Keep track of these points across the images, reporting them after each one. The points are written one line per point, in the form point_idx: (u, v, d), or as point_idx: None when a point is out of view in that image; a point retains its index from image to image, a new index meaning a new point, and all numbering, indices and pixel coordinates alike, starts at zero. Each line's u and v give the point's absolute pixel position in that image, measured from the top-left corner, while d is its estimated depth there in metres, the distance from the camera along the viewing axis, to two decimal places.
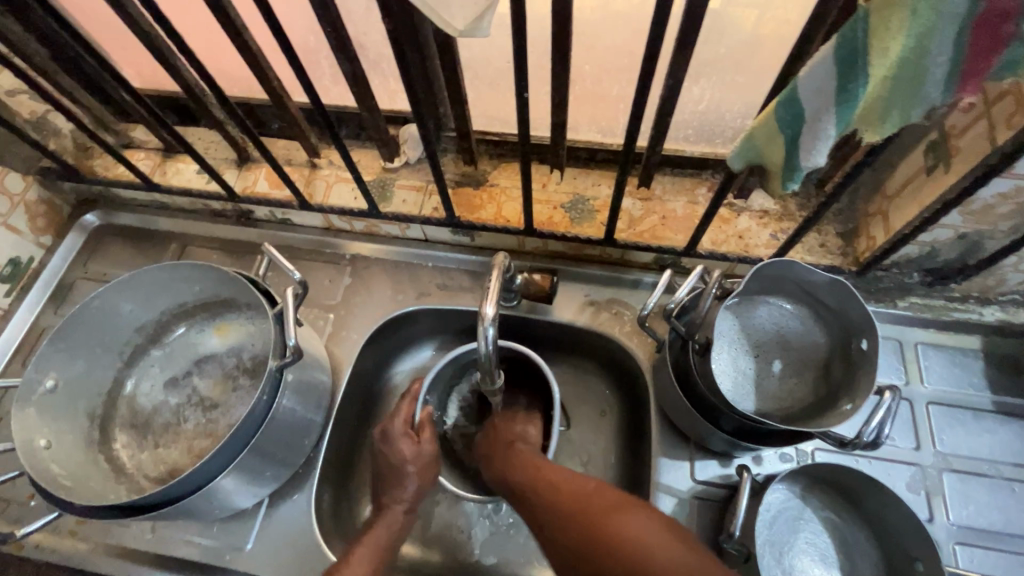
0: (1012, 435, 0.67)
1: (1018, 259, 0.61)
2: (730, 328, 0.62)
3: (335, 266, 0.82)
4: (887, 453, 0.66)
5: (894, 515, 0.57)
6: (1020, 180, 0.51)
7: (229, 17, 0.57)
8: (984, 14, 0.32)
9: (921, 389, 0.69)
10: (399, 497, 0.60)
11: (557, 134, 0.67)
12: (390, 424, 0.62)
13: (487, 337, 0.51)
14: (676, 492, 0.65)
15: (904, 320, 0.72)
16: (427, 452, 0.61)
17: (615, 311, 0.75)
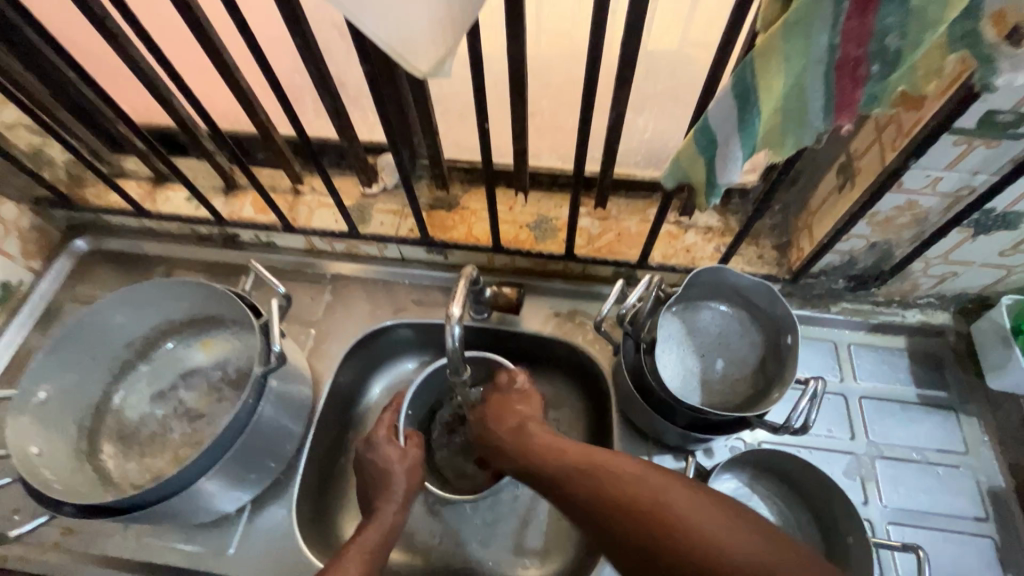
0: (938, 424, 0.74)
1: (924, 264, 0.70)
2: (677, 331, 0.68)
3: (317, 285, 0.88)
4: (825, 443, 0.72)
5: (827, 496, 0.63)
6: (910, 195, 0.59)
7: (223, 59, 0.64)
8: (842, 58, 0.41)
9: (856, 385, 0.76)
10: (389, 497, 0.62)
11: (520, 160, 0.75)
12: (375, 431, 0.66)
13: (455, 332, 0.58)
14: None
15: (837, 323, 0.79)
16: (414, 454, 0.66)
17: (578, 321, 0.82)
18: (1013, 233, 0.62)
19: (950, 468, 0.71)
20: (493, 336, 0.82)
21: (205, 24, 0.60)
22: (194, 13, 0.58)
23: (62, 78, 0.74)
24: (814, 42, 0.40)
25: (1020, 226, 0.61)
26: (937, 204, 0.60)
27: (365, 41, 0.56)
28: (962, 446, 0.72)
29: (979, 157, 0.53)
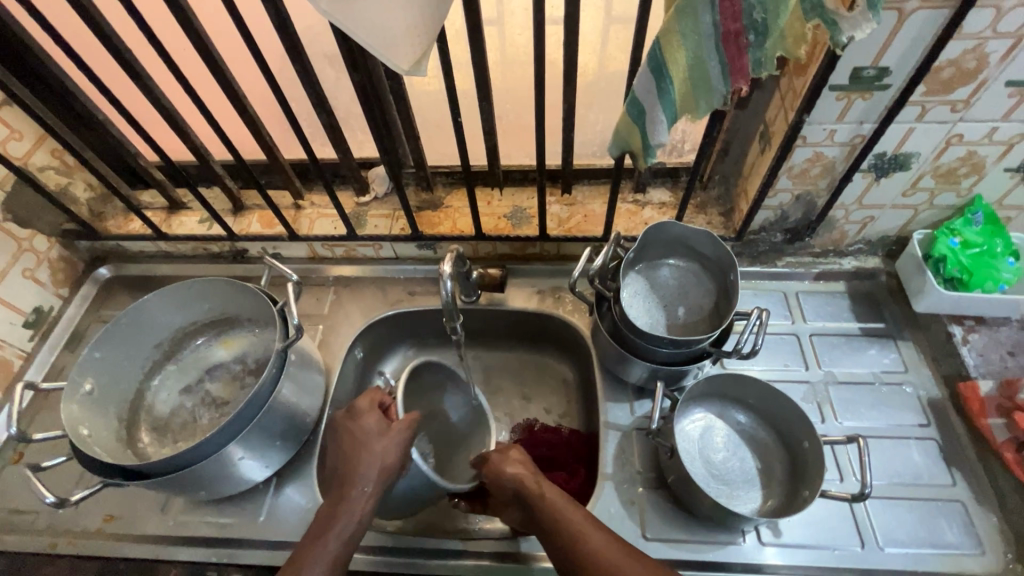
0: (879, 350, 0.84)
1: (843, 211, 0.82)
2: (639, 286, 0.79)
3: (322, 286, 0.97)
4: (783, 375, 0.82)
5: (785, 410, 0.71)
6: (815, 147, 0.71)
7: (233, 89, 0.75)
8: (726, 33, 0.53)
9: (805, 325, 0.87)
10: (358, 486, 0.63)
11: (492, 158, 0.87)
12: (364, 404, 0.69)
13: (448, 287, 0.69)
14: (620, 427, 0.79)
15: (783, 275, 0.91)
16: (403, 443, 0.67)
17: (558, 295, 0.92)
18: (907, 172, 0.74)
19: (892, 385, 0.81)
20: (483, 315, 0.93)
21: (220, 59, 0.72)
22: (210, 52, 0.70)
23: (88, 120, 0.84)
24: (702, 21, 0.53)
25: (910, 165, 0.73)
26: (839, 152, 0.72)
27: (355, 58, 0.68)
28: (902, 367, 0.82)
29: (860, 109, 0.66)
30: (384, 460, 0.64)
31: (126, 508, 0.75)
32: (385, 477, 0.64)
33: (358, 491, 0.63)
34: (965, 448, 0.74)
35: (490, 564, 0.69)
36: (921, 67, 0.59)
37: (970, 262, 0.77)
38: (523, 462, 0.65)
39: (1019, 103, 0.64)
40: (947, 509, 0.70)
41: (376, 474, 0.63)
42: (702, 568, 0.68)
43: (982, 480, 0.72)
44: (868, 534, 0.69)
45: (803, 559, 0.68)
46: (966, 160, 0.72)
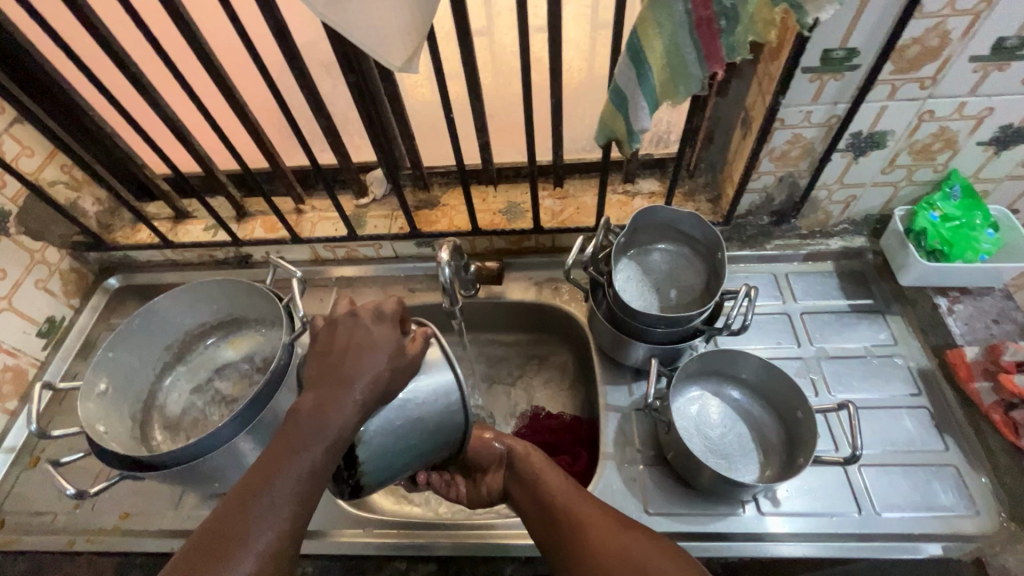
0: (868, 325, 0.86)
1: (825, 191, 0.85)
2: (631, 270, 0.82)
3: (325, 287, 1.00)
4: (776, 353, 0.85)
5: (777, 381, 0.74)
6: (794, 129, 0.74)
7: (234, 96, 0.78)
8: (699, 19, 0.56)
9: (796, 304, 0.90)
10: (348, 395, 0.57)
11: (485, 155, 0.90)
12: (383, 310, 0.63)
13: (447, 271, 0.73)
14: (619, 408, 0.81)
15: (772, 257, 0.94)
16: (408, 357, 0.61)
17: (554, 286, 0.95)
18: (884, 150, 0.77)
19: (883, 357, 0.83)
20: (482, 308, 0.95)
21: (221, 67, 0.75)
22: (212, 60, 0.74)
23: (96, 134, 0.88)
24: (676, 9, 0.56)
25: (886, 143, 0.76)
26: (817, 133, 0.75)
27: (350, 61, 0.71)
28: (892, 340, 0.84)
29: (832, 89, 0.69)
30: (379, 378, 0.58)
31: (141, 505, 0.77)
32: (376, 393, 0.58)
33: (348, 399, 0.56)
34: (955, 414, 0.76)
35: (469, 541, 0.70)
36: (886, 46, 0.63)
37: (950, 234, 0.79)
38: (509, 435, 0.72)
39: (983, 77, 0.67)
40: (941, 472, 0.72)
41: (370, 383, 0.58)
42: (706, 540, 0.69)
43: (973, 444, 0.73)
44: (865, 501, 0.71)
45: (801, 527, 0.69)
46: (939, 136, 0.75)
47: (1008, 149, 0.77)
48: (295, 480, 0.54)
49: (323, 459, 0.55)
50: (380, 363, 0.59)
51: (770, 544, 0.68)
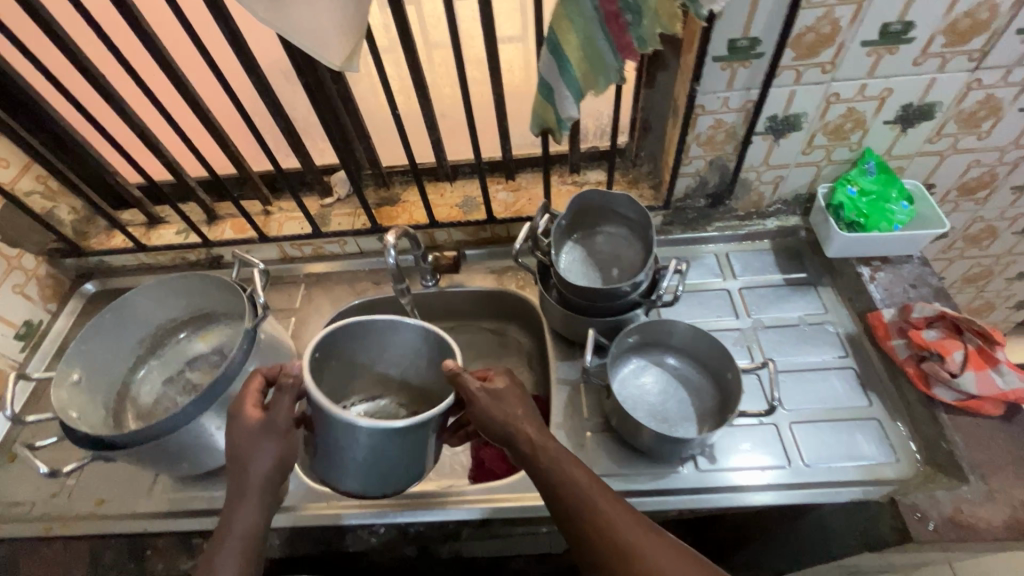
0: (801, 296, 0.92)
1: (754, 173, 0.91)
2: (577, 252, 0.88)
3: (295, 284, 1.05)
4: (716, 325, 0.91)
5: (710, 348, 0.79)
6: (715, 114, 0.81)
7: (197, 102, 0.84)
8: (607, 14, 0.63)
9: (735, 280, 0.96)
10: (245, 494, 0.62)
11: (439, 151, 0.96)
12: (241, 398, 0.65)
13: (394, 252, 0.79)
14: (569, 381, 0.86)
15: (713, 239, 1.00)
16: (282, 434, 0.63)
17: (510, 273, 1.00)
18: (801, 132, 0.84)
19: (814, 324, 0.89)
20: (444, 297, 1.01)
21: (184, 75, 0.81)
22: (175, 69, 0.79)
23: (70, 144, 0.93)
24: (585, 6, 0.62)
25: (801, 125, 0.83)
26: (736, 118, 0.82)
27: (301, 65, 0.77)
28: (823, 309, 0.90)
29: (743, 76, 0.76)
30: (273, 458, 0.62)
31: (115, 491, 0.80)
32: (276, 467, 0.63)
33: (251, 496, 0.62)
34: (878, 372, 0.82)
35: (426, 508, 0.75)
36: (783, 34, 0.70)
37: (866, 207, 0.86)
38: (527, 414, 0.64)
39: (877, 61, 0.74)
40: (864, 425, 0.78)
41: (264, 473, 0.62)
42: (647, 495, 0.74)
43: (894, 398, 0.79)
44: (794, 454, 0.76)
45: (736, 478, 0.74)
46: (848, 116, 0.82)
47: (914, 127, 0.84)
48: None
49: (246, 548, 0.60)
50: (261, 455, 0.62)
51: (707, 496, 0.73)
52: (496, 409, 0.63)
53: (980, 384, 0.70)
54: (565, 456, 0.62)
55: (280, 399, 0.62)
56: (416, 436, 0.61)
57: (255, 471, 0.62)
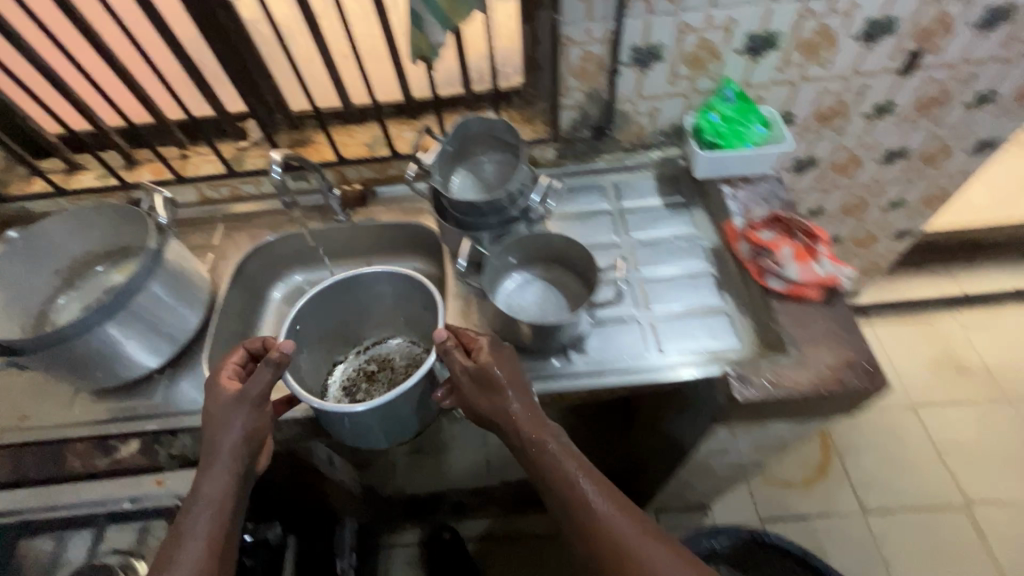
0: (675, 215, 1.02)
1: (630, 104, 1.00)
2: (466, 178, 0.96)
3: (215, 224, 1.11)
4: (598, 242, 1.00)
5: (581, 255, 0.88)
6: (582, 45, 0.89)
7: (100, 42, 0.89)
8: None
9: (620, 204, 1.05)
10: (220, 457, 0.68)
11: (342, 92, 1.03)
12: (219, 373, 0.74)
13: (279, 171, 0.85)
14: (462, 295, 0.95)
15: (603, 170, 1.09)
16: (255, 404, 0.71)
17: (416, 206, 1.08)
18: (663, 63, 0.93)
19: (684, 238, 0.99)
20: (354, 231, 1.07)
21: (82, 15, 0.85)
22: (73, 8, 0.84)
23: None
24: None
25: (662, 55, 0.92)
26: (602, 49, 0.90)
27: None
28: (693, 225, 1.00)
29: (600, 7, 0.84)
30: (246, 426, 0.70)
31: (36, 407, 0.87)
32: (245, 440, 0.70)
33: (224, 461, 0.68)
34: (733, 274, 0.92)
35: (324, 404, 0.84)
36: None
37: (724, 130, 0.95)
38: (521, 402, 0.72)
39: None
40: (715, 318, 0.88)
41: (237, 440, 0.69)
42: None
43: (743, 295, 0.90)
44: (651, 343, 0.86)
45: (599, 365, 0.84)
46: (702, 46, 0.91)
47: (762, 56, 0.93)
48: (199, 540, 0.64)
49: (216, 509, 0.66)
50: (237, 422, 0.70)
51: (573, 380, 0.83)
52: (492, 389, 0.72)
53: (802, 272, 0.81)
54: (559, 453, 0.70)
55: (260, 373, 0.71)
56: (384, 410, 0.76)
57: (229, 437, 0.69)
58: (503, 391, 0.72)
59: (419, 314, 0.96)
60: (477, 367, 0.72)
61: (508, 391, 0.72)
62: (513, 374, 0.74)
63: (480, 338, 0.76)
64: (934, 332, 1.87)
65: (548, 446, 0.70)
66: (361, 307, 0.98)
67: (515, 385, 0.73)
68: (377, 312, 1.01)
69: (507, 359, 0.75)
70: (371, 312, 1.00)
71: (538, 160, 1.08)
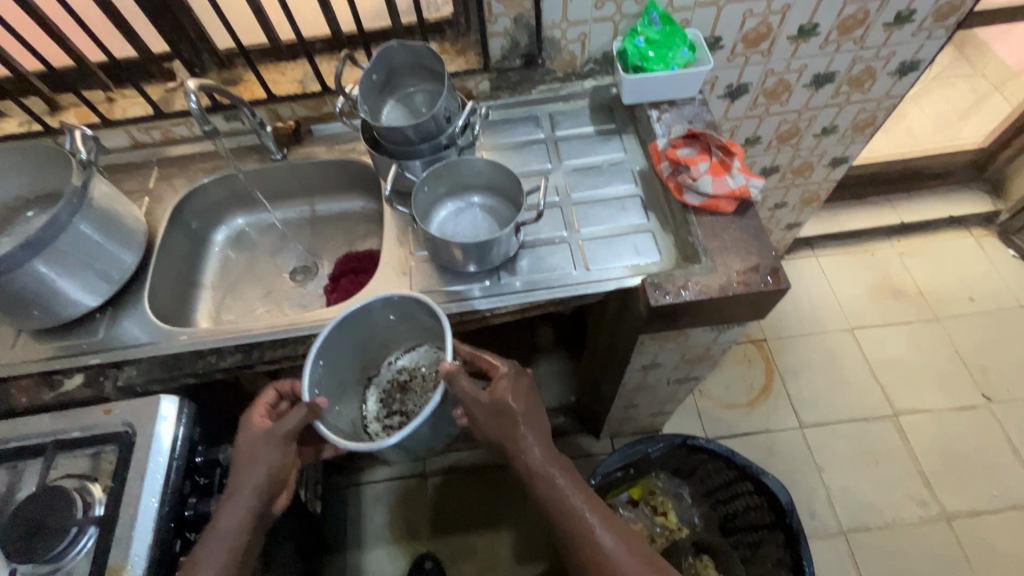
0: (607, 142, 1.05)
1: (558, 30, 1.01)
2: (397, 110, 0.97)
3: (148, 167, 1.10)
4: (531, 170, 1.02)
5: (508, 182, 0.91)
6: None
7: None
8: None
9: (553, 133, 1.07)
10: (241, 491, 0.73)
11: (267, 25, 1.01)
12: (255, 414, 0.79)
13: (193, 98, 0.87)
14: (398, 226, 0.97)
15: (538, 101, 1.11)
16: (275, 441, 0.76)
17: (352, 142, 1.09)
18: None
19: (614, 163, 1.02)
20: (292, 168, 1.08)
21: None
22: None
23: None
24: None
25: None
26: None
27: None
28: (623, 151, 1.04)
29: None
30: (268, 464, 0.75)
31: None
32: (269, 479, 0.75)
33: (243, 493, 0.73)
34: (658, 195, 0.96)
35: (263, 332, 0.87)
36: None
37: (649, 54, 0.97)
38: (535, 445, 0.76)
39: None
40: (639, 236, 0.93)
41: (260, 477, 0.74)
42: (453, 304, 0.87)
43: (667, 214, 0.94)
44: (578, 262, 0.91)
45: (529, 283, 0.88)
46: None
47: None
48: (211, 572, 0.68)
49: (231, 547, 0.70)
50: (263, 459, 0.75)
51: (503, 298, 0.87)
52: (505, 424, 0.76)
53: (715, 184, 0.85)
54: (566, 486, 0.74)
55: (295, 412, 0.76)
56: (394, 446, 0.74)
57: (256, 472, 0.74)
58: (516, 427, 0.76)
59: (432, 327, 0.90)
60: (491, 402, 0.76)
61: (520, 425, 0.76)
62: (529, 415, 0.77)
63: (499, 368, 0.80)
64: (874, 261, 1.96)
65: (556, 481, 0.74)
66: (374, 328, 0.90)
67: (530, 421, 0.77)
68: (400, 329, 0.94)
69: (523, 394, 0.79)
70: (392, 331, 0.93)
71: (472, 91, 1.08)
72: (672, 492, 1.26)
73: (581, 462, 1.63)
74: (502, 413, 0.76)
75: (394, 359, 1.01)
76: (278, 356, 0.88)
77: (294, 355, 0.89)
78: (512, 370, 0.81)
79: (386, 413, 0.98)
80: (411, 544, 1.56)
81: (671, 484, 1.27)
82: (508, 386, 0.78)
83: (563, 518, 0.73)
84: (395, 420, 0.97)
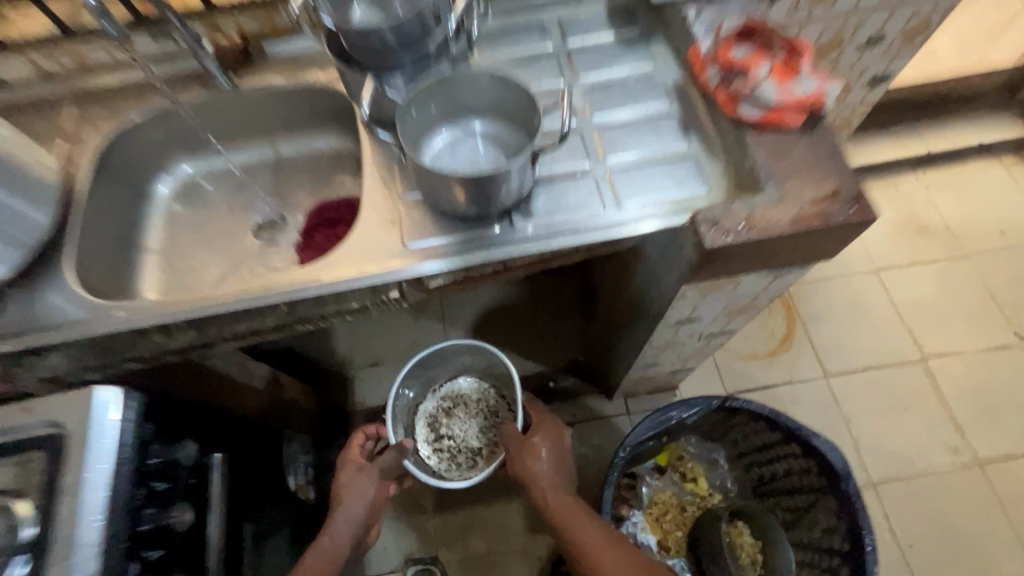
0: (630, 51, 0.86)
1: None
2: (368, 12, 0.76)
3: (51, 101, 0.85)
4: (542, 89, 0.83)
5: (517, 99, 0.72)
6: None
7: None
8: None
9: (564, 43, 0.87)
10: (343, 509, 0.84)
11: None
12: (346, 452, 0.92)
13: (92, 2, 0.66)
14: (382, 163, 0.78)
15: (542, 4, 0.90)
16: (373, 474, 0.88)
17: (317, 63, 0.88)
18: None
19: (641, 76, 0.83)
20: (245, 98, 0.87)
21: None
22: None
23: None
24: None
25: None
26: None
27: None
28: (651, 61, 0.85)
29: None
30: (359, 510, 0.84)
31: None
32: (365, 520, 0.85)
33: (325, 540, 0.79)
34: (700, 113, 0.79)
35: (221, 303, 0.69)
36: None
37: None
38: (543, 470, 0.82)
39: None
40: (680, 163, 0.75)
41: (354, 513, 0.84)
42: (457, 257, 0.70)
43: (712, 135, 0.77)
44: (608, 196, 0.74)
45: (551, 224, 0.72)
46: None
47: None
48: None
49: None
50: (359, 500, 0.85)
51: (522, 245, 0.70)
52: (528, 455, 0.83)
53: (780, 91, 0.68)
54: (575, 509, 0.78)
55: (389, 454, 0.90)
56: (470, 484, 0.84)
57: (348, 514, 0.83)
58: (534, 449, 0.83)
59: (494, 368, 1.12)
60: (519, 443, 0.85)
61: (540, 448, 0.83)
62: (554, 441, 0.86)
63: (539, 416, 0.90)
64: (897, 194, 1.82)
65: (554, 501, 0.79)
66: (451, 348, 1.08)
67: (547, 438, 0.85)
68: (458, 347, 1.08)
69: (558, 435, 0.87)
70: (470, 353, 1.11)
71: None
72: (705, 458, 1.16)
73: (595, 425, 1.52)
74: (529, 451, 0.83)
75: (445, 385, 1.17)
76: (244, 328, 0.72)
77: (262, 325, 0.72)
78: (554, 419, 0.91)
79: (433, 436, 1.12)
80: (416, 521, 1.45)
81: (703, 448, 1.17)
82: (544, 422, 0.88)
83: (579, 555, 0.74)
84: (445, 446, 1.10)
